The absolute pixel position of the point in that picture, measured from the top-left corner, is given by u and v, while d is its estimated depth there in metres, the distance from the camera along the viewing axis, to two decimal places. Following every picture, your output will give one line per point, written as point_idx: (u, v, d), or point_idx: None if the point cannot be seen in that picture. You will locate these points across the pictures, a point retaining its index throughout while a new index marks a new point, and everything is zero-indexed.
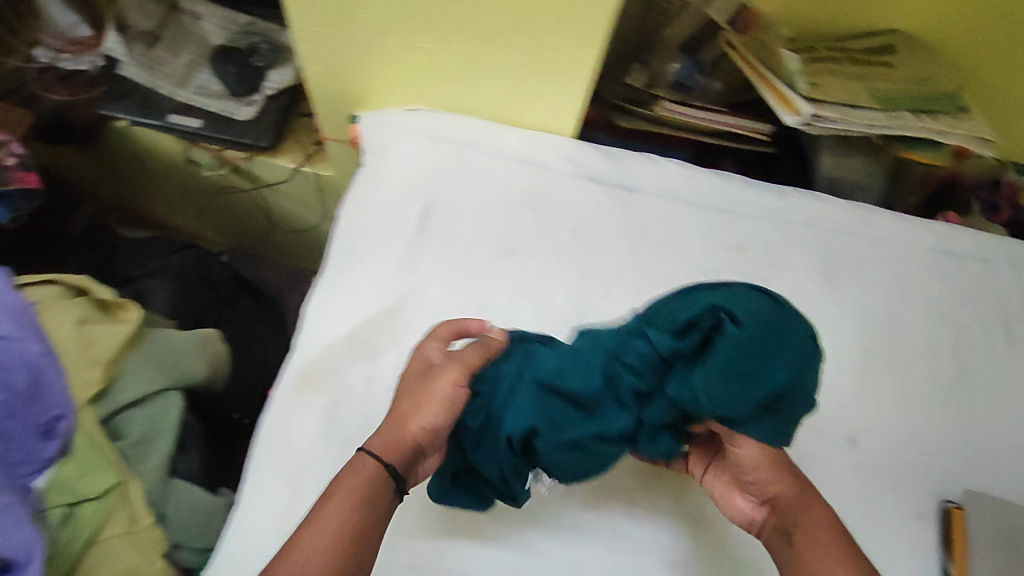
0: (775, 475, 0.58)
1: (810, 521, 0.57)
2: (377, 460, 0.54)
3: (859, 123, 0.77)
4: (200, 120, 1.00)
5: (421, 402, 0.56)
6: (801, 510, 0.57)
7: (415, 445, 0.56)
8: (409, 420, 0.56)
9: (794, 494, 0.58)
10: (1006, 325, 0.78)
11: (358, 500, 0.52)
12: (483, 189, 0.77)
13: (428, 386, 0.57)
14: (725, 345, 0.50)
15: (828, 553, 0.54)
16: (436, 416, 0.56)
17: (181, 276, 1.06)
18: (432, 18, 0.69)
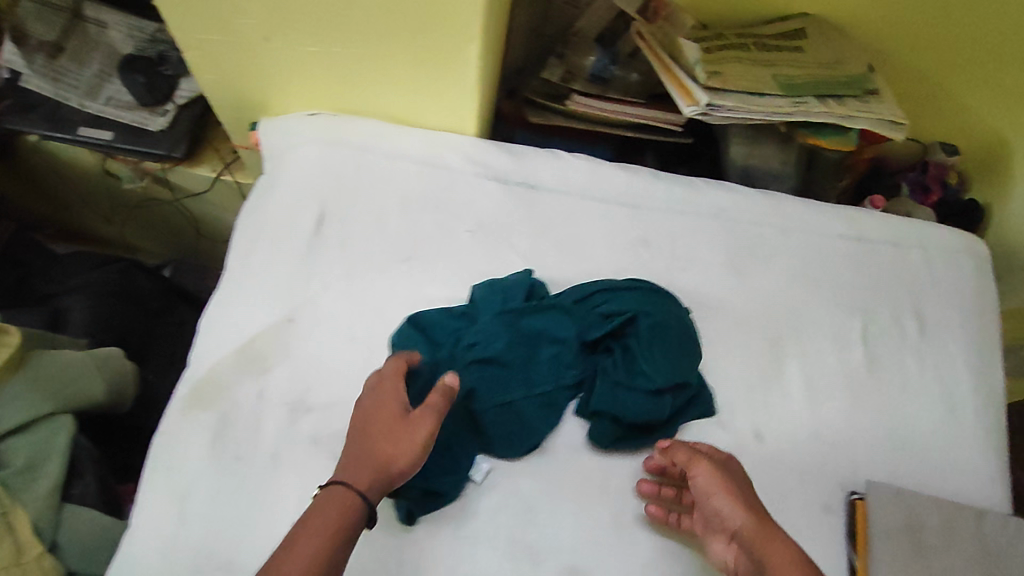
0: (734, 507, 0.56)
1: (773, 550, 0.53)
2: (358, 492, 0.54)
3: (759, 110, 0.76)
4: (112, 133, 0.96)
5: (400, 442, 0.56)
6: (766, 543, 0.54)
7: (395, 480, 0.56)
8: (391, 461, 0.55)
9: (758, 529, 0.55)
10: (916, 310, 0.77)
11: (332, 535, 0.51)
12: (378, 190, 0.76)
13: (407, 430, 0.56)
14: (644, 340, 0.67)
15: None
16: (413, 458, 0.56)
17: (101, 293, 1.01)
18: (308, 23, 0.67)
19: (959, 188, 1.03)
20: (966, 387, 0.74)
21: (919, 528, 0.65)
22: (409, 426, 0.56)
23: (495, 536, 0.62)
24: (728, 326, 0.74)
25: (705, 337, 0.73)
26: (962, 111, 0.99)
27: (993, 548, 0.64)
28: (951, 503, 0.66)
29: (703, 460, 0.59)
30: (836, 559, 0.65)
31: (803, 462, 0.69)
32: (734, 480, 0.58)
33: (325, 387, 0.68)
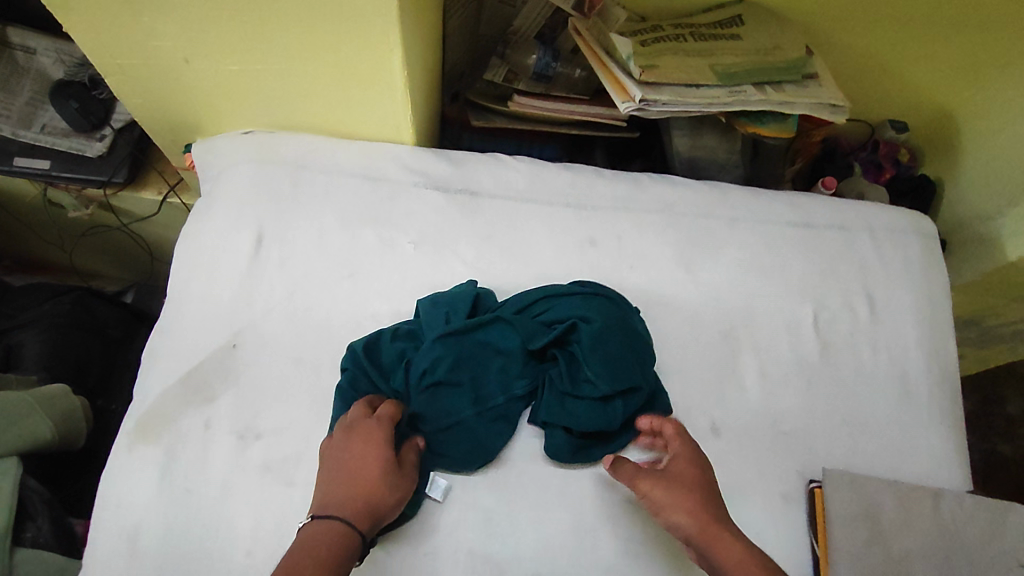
0: (680, 515, 0.55)
1: (724, 552, 0.52)
2: (355, 534, 0.53)
3: (696, 102, 0.76)
4: (48, 161, 0.94)
5: (398, 493, 0.57)
6: (718, 545, 0.53)
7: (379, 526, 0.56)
8: (385, 508, 0.56)
9: (707, 531, 0.54)
10: (864, 293, 0.77)
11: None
12: (317, 206, 0.74)
13: (402, 481, 0.58)
14: (585, 340, 0.67)
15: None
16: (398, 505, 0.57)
17: (56, 324, 0.99)
18: (228, 42, 0.66)
19: (910, 165, 1.06)
20: (918, 364, 0.75)
21: (876, 511, 0.65)
22: (400, 477, 0.58)
23: (454, 552, 0.61)
24: (680, 323, 0.73)
25: (657, 334, 0.73)
26: (906, 88, 0.99)
27: (950, 527, 0.64)
28: (907, 486, 0.66)
29: (645, 474, 0.58)
30: (799, 550, 0.65)
31: (760, 453, 0.68)
32: (680, 483, 0.57)
33: (272, 412, 0.66)
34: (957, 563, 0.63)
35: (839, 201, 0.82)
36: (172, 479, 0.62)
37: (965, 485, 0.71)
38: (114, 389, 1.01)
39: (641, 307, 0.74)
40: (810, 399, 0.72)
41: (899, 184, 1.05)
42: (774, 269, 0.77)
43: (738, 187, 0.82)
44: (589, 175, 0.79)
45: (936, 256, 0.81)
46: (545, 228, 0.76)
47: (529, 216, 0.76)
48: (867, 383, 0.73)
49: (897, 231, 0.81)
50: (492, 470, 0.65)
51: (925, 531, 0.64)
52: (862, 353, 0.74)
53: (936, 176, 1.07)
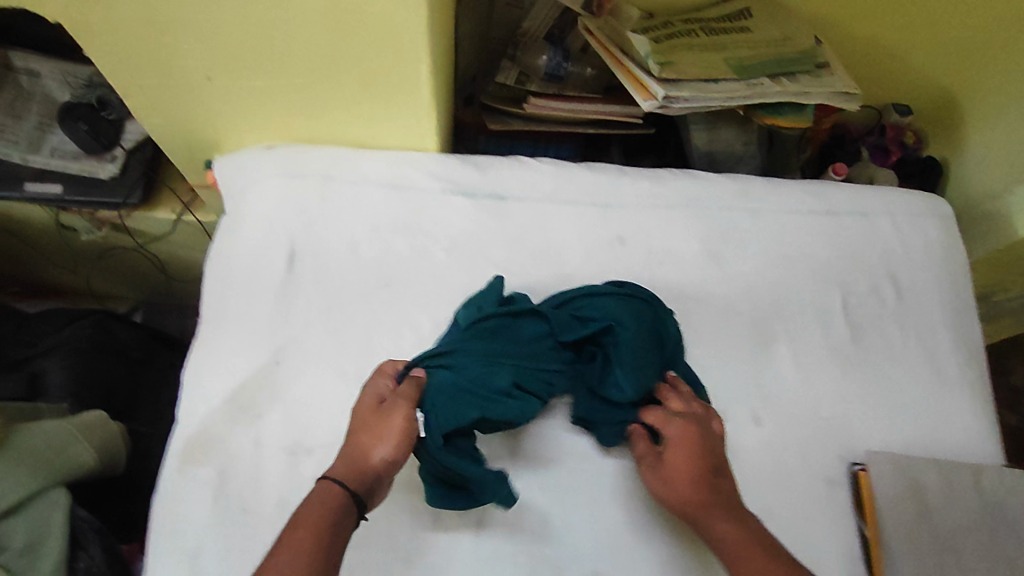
0: (674, 499, 0.59)
1: (713, 535, 0.57)
2: (341, 484, 0.54)
3: (716, 96, 0.77)
4: (60, 186, 0.92)
5: (380, 433, 0.57)
6: (710, 527, 0.57)
7: (377, 470, 0.56)
8: (371, 451, 0.56)
9: (699, 514, 0.58)
10: (888, 275, 0.79)
11: (321, 524, 0.51)
12: (348, 219, 0.74)
13: (384, 420, 0.58)
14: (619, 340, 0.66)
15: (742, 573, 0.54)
16: (395, 446, 0.57)
17: (78, 349, 0.98)
18: (253, 58, 0.65)
19: (915, 147, 1.08)
20: (946, 343, 0.77)
21: (920, 488, 0.66)
22: (381, 418, 0.58)
23: (515, 554, 0.62)
24: (714, 315, 0.74)
25: (692, 327, 0.74)
26: (909, 71, 1.01)
27: (993, 501, 0.66)
28: (946, 462, 0.68)
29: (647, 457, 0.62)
30: (846, 530, 0.66)
31: (802, 439, 0.70)
32: (674, 468, 0.60)
33: (321, 425, 0.66)
34: (1003, 535, 0.65)
35: (858, 187, 0.83)
36: (226, 501, 0.62)
37: (999, 458, 0.73)
38: (141, 412, 1.00)
39: (676, 301, 0.75)
40: (845, 383, 0.73)
41: (908, 166, 1.08)
42: (801, 257, 0.78)
43: (758, 178, 0.83)
44: (614, 175, 0.80)
45: (955, 236, 0.83)
46: (572, 228, 0.77)
47: (557, 216, 0.77)
48: (898, 364, 0.75)
49: (917, 214, 0.83)
50: (543, 469, 0.66)
51: (968, 504, 0.66)
52: (891, 335, 0.76)
53: (941, 156, 1.09)
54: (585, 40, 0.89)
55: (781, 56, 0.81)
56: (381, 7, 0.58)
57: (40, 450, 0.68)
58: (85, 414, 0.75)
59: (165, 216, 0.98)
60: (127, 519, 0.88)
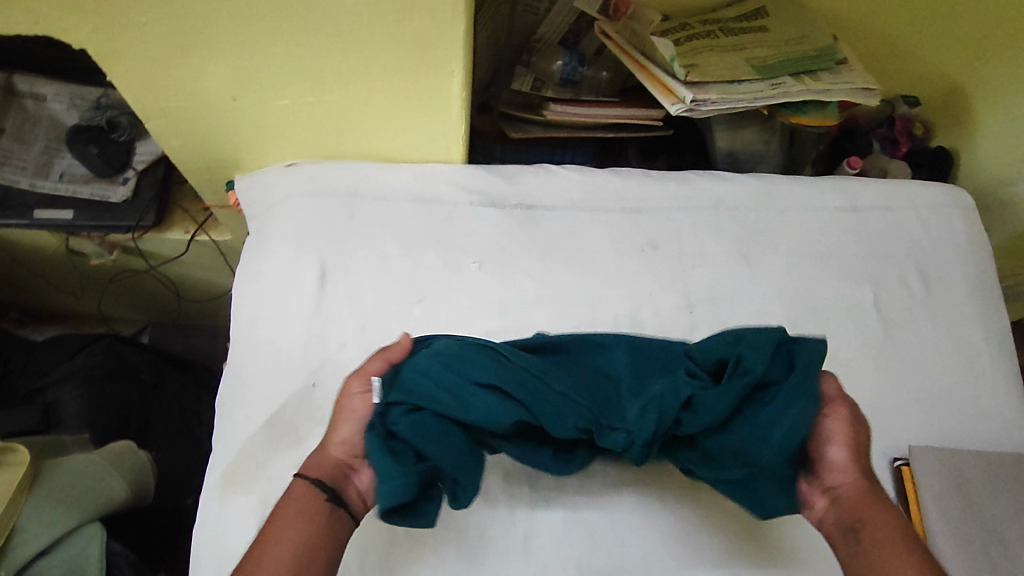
0: (847, 458, 0.52)
1: (876, 517, 0.49)
2: (306, 474, 0.52)
3: (742, 98, 0.77)
4: (71, 211, 0.90)
5: (336, 417, 0.55)
6: (871, 510, 0.50)
7: (341, 454, 0.53)
8: (331, 438, 0.54)
9: (864, 489, 0.51)
10: (917, 269, 0.79)
11: (289, 516, 0.48)
12: (376, 236, 0.73)
13: (341, 405, 0.55)
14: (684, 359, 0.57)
15: (897, 567, 0.46)
16: (352, 424, 0.54)
17: (91, 377, 0.95)
18: (282, 78, 0.64)
19: (925, 137, 1.08)
20: (977, 335, 0.77)
21: (965, 482, 0.66)
22: (338, 404, 0.56)
23: (566, 568, 0.61)
24: (748, 316, 0.74)
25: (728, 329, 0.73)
26: (920, 63, 1.02)
27: None
28: (988, 454, 0.68)
29: (840, 402, 0.54)
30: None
31: None
32: (858, 433, 0.53)
33: None
34: None
35: (881, 182, 0.84)
36: None
37: None
38: (155, 435, 0.97)
39: (710, 304, 0.74)
40: (883, 379, 0.73)
41: (919, 156, 1.08)
42: (831, 255, 0.78)
43: (782, 177, 0.83)
44: (640, 180, 0.79)
45: (978, 226, 0.83)
46: (603, 235, 0.76)
47: (586, 223, 0.76)
48: (932, 358, 0.75)
49: (941, 206, 0.83)
50: (589, 479, 0.65)
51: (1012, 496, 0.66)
52: (923, 329, 0.76)
53: (951, 146, 1.10)
54: (601, 44, 0.89)
55: (798, 57, 0.82)
56: (419, 23, 0.57)
57: (72, 484, 0.66)
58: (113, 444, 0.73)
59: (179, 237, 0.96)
60: (161, 537, 0.88)
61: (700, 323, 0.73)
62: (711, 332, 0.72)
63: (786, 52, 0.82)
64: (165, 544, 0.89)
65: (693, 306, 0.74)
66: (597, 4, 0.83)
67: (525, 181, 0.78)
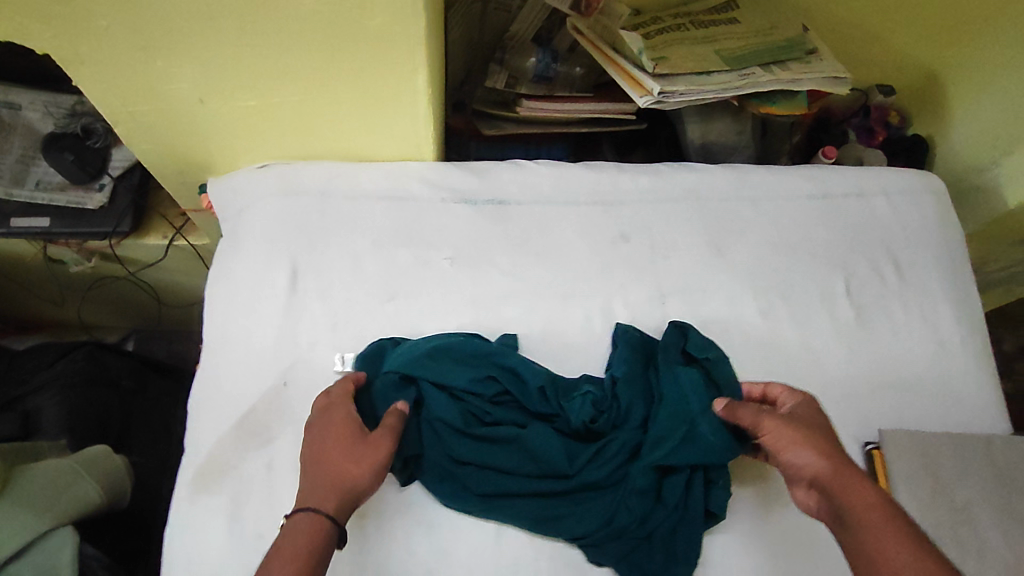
0: (808, 454, 0.54)
1: (850, 500, 0.50)
2: (323, 515, 0.52)
3: (711, 89, 0.77)
4: (48, 219, 0.90)
5: (363, 468, 0.55)
6: (845, 492, 0.51)
7: (357, 499, 0.55)
8: (354, 486, 0.55)
9: (837, 475, 0.52)
10: (886, 256, 0.80)
11: (303, 559, 0.50)
12: (348, 234, 0.73)
13: (365, 451, 0.56)
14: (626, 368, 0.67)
15: (886, 538, 0.47)
16: (373, 482, 0.56)
17: (71, 384, 0.96)
18: (247, 79, 0.64)
19: (900, 127, 1.10)
20: (949, 320, 0.77)
21: (935, 465, 0.67)
22: (364, 450, 0.56)
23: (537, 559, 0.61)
24: (720, 306, 0.75)
25: (700, 319, 0.74)
26: (892, 53, 1.02)
27: (1006, 470, 0.67)
28: (959, 436, 0.69)
29: (771, 414, 0.58)
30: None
31: None
32: (803, 430, 0.56)
33: None
34: (1016, 503, 0.66)
35: (852, 169, 0.84)
36: (242, 528, 0.61)
37: (1007, 428, 0.74)
38: (136, 440, 0.98)
39: (682, 294, 0.75)
40: (855, 365, 0.74)
41: (895, 144, 1.09)
42: (801, 243, 0.79)
43: (753, 166, 0.83)
44: (611, 174, 0.80)
45: (949, 212, 0.84)
46: (574, 228, 0.76)
47: (558, 217, 0.77)
48: (906, 344, 0.75)
49: (912, 192, 0.83)
50: None
51: (985, 479, 0.67)
52: (894, 315, 0.77)
53: (926, 134, 1.10)
54: (573, 39, 0.90)
55: (767, 47, 0.82)
56: (381, 20, 0.57)
57: (44, 489, 0.65)
58: (88, 449, 0.73)
59: (157, 242, 0.96)
60: (131, 531, 0.87)
61: (672, 314, 0.74)
62: (682, 322, 0.73)
63: (755, 42, 0.83)
64: (141, 538, 0.88)
65: (665, 296, 0.74)
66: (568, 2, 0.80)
67: (498, 175, 0.78)
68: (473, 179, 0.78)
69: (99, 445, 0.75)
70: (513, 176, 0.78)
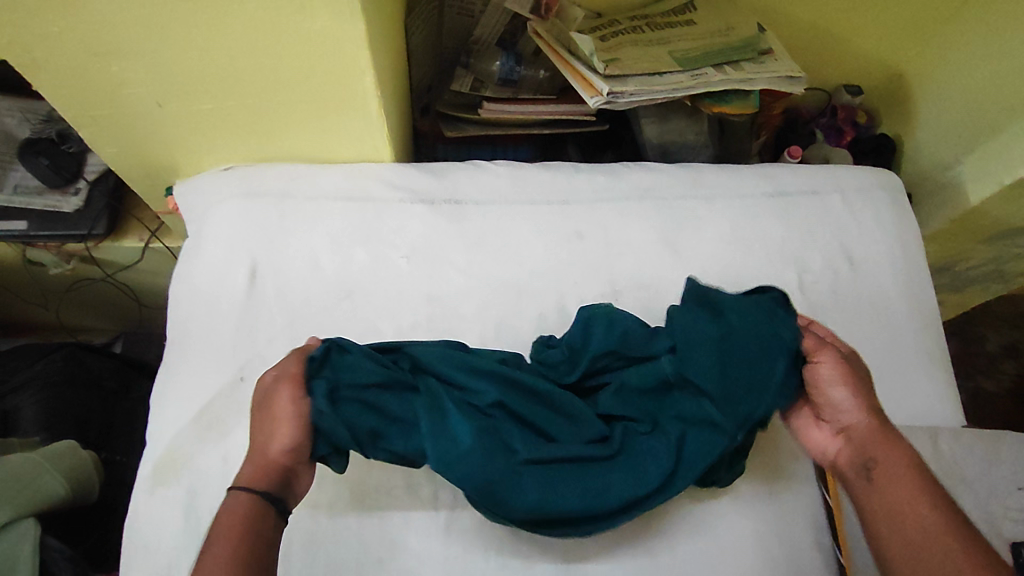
0: (857, 390, 0.57)
1: (885, 453, 0.54)
2: (244, 489, 0.52)
3: (660, 89, 0.79)
4: (25, 222, 0.92)
5: (272, 428, 0.54)
6: (879, 443, 0.54)
7: (280, 459, 0.54)
8: (269, 448, 0.54)
9: (876, 416, 0.56)
10: (840, 252, 0.81)
11: (232, 536, 0.49)
12: (307, 233, 0.75)
13: (270, 415, 0.55)
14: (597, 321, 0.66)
15: (914, 480, 0.51)
16: (291, 438, 0.54)
17: (50, 383, 0.97)
18: (204, 84, 0.66)
19: (869, 126, 1.11)
20: (902, 315, 0.78)
21: None
22: (270, 411, 0.55)
23: (483, 550, 0.61)
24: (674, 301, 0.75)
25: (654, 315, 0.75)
26: (856, 53, 1.04)
27: (951, 462, 0.68)
28: (905, 428, 0.69)
29: (830, 350, 0.60)
30: (813, 503, 0.67)
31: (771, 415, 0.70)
32: (856, 371, 0.59)
33: None
34: (961, 495, 0.67)
35: (807, 168, 0.86)
36: (195, 520, 0.62)
37: (959, 421, 0.74)
38: (116, 439, 0.99)
39: (637, 290, 0.76)
40: None
41: (863, 143, 1.10)
42: (756, 240, 0.80)
43: (710, 165, 0.85)
44: (568, 175, 0.81)
45: (904, 208, 0.85)
46: (529, 225, 0.78)
47: (514, 216, 0.78)
48: (859, 338, 0.76)
49: (866, 191, 0.85)
50: None
51: (933, 470, 0.67)
52: (849, 310, 0.77)
53: (895, 133, 1.11)
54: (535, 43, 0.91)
55: (720, 48, 0.84)
56: (322, 24, 0.60)
57: (7, 482, 0.67)
58: (53, 445, 0.75)
59: (131, 245, 0.98)
60: (91, 521, 0.87)
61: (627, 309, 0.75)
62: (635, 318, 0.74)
63: (709, 44, 0.84)
64: (101, 525, 0.87)
65: (619, 293, 0.75)
66: (528, 6, 0.84)
67: (456, 176, 0.80)
68: (431, 180, 0.79)
69: (63, 442, 0.76)
70: (470, 178, 0.80)
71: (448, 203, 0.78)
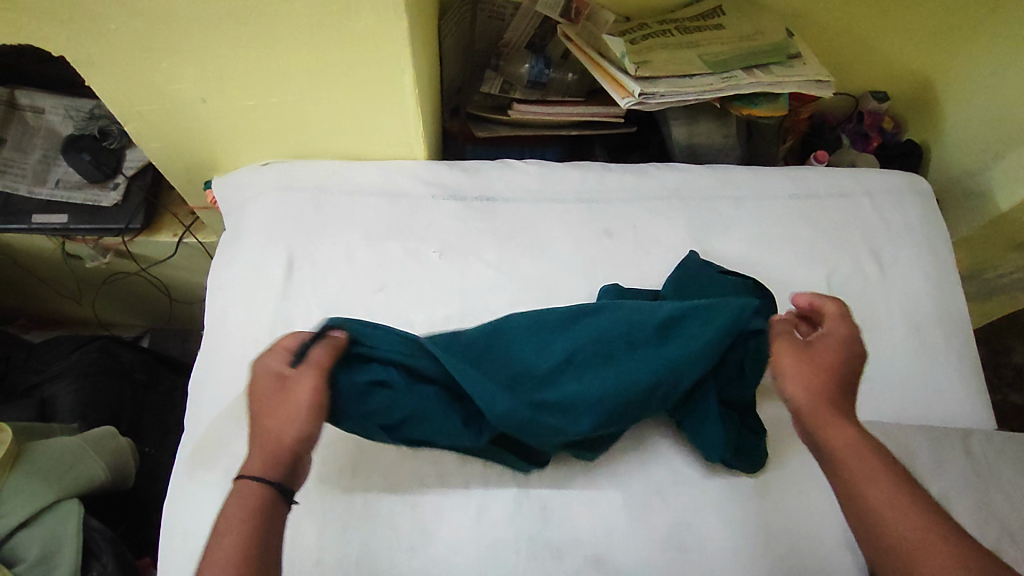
0: (811, 374, 0.56)
1: (839, 437, 0.52)
2: (258, 480, 0.49)
3: (690, 91, 0.81)
4: (66, 215, 0.94)
5: (286, 413, 0.52)
6: (827, 426, 0.53)
7: (295, 454, 0.51)
8: (280, 436, 0.51)
9: (826, 408, 0.54)
10: (869, 253, 0.81)
11: (245, 527, 0.46)
12: (343, 227, 0.77)
13: (287, 398, 0.54)
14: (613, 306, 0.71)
15: (875, 475, 0.49)
16: (304, 425, 0.52)
17: (85, 373, 0.99)
18: (247, 80, 0.68)
19: (895, 132, 1.11)
20: (933, 317, 0.78)
21: (912, 456, 0.67)
22: (290, 399, 0.54)
23: (516, 539, 0.62)
24: None
25: None
26: (884, 60, 1.04)
27: (982, 462, 0.67)
28: (935, 429, 0.69)
29: (783, 346, 0.59)
30: None
31: None
32: (816, 359, 0.57)
33: None
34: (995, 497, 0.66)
35: (836, 171, 0.86)
36: None
37: (990, 423, 0.74)
38: (148, 432, 1.01)
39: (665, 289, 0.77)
40: None
41: (889, 150, 1.10)
42: (783, 241, 0.81)
43: (738, 167, 0.85)
44: (598, 175, 0.82)
45: (934, 213, 0.85)
46: (558, 222, 0.79)
47: (545, 213, 0.80)
48: (888, 340, 0.76)
49: (895, 195, 0.85)
50: None
51: (965, 471, 0.67)
52: (878, 311, 0.78)
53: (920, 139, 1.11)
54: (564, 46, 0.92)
55: (750, 52, 0.85)
56: (362, 22, 0.61)
57: (52, 463, 0.69)
58: (94, 430, 0.77)
59: (167, 240, 1.01)
60: (125, 508, 0.89)
61: None
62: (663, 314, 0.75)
63: (737, 47, 0.86)
64: (136, 514, 0.89)
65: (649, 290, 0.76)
66: (558, 10, 0.85)
67: (490, 174, 0.81)
68: (463, 177, 0.81)
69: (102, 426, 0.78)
70: (502, 176, 0.81)
71: (480, 200, 0.80)
